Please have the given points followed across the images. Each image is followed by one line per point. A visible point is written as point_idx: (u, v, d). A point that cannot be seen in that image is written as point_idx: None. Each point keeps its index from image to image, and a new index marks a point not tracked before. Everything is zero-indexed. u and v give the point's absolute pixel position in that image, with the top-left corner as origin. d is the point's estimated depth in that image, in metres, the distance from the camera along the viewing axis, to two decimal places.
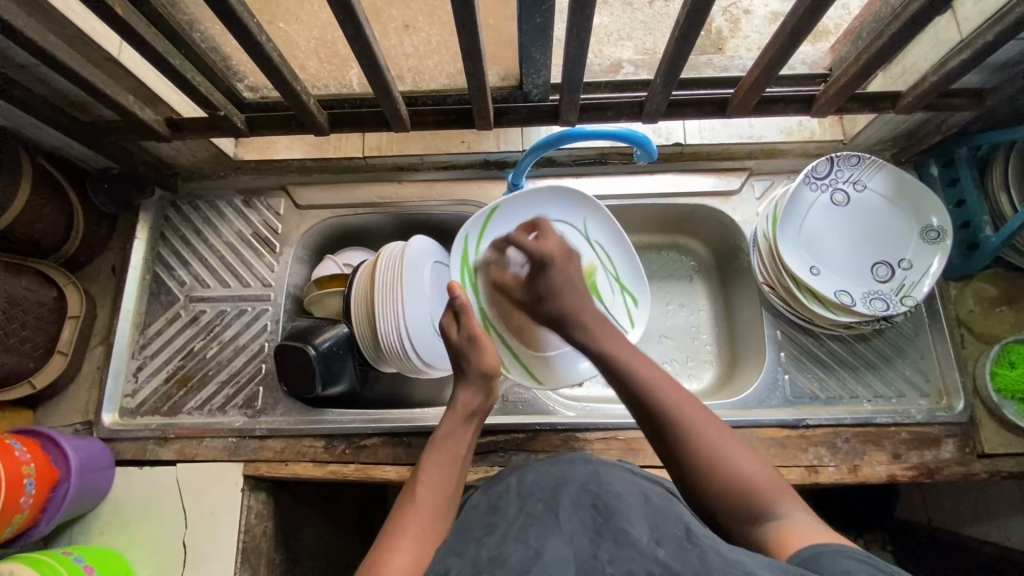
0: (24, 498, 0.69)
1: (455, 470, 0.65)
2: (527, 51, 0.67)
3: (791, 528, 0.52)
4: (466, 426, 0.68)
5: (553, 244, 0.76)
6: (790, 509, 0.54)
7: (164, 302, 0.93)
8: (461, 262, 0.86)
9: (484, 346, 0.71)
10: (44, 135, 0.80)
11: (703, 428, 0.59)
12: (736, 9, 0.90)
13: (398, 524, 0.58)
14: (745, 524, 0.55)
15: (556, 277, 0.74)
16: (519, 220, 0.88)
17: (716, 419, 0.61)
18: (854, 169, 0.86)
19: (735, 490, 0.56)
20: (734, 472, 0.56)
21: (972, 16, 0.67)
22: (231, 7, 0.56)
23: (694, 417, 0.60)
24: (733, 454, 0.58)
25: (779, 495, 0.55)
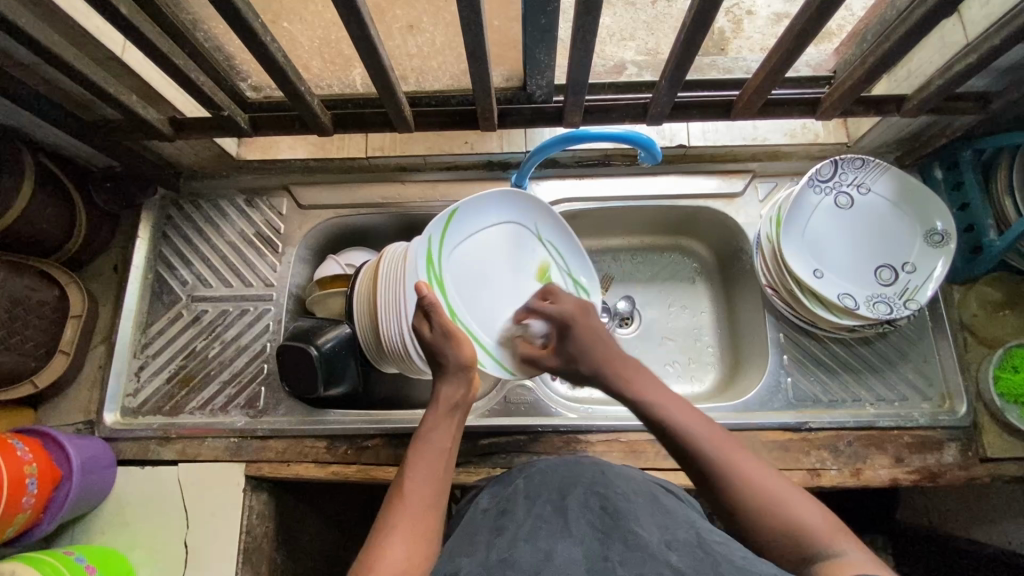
0: (27, 497, 0.69)
1: (442, 467, 0.64)
2: (531, 52, 0.67)
3: (844, 565, 0.49)
4: (450, 418, 0.67)
5: (567, 303, 0.80)
6: (846, 547, 0.51)
7: (166, 301, 0.93)
8: (427, 262, 0.76)
9: (460, 340, 0.69)
10: (47, 134, 0.80)
11: (749, 473, 0.58)
12: (739, 9, 0.88)
13: (390, 521, 0.57)
14: (801, 566, 0.52)
15: (580, 339, 0.76)
16: (476, 223, 0.83)
17: (768, 467, 0.59)
18: (858, 172, 0.86)
19: (787, 532, 0.54)
20: (785, 515, 0.54)
21: (978, 19, 0.67)
22: (236, 8, 0.56)
23: (739, 463, 0.59)
24: (783, 497, 0.56)
25: (834, 535, 0.52)
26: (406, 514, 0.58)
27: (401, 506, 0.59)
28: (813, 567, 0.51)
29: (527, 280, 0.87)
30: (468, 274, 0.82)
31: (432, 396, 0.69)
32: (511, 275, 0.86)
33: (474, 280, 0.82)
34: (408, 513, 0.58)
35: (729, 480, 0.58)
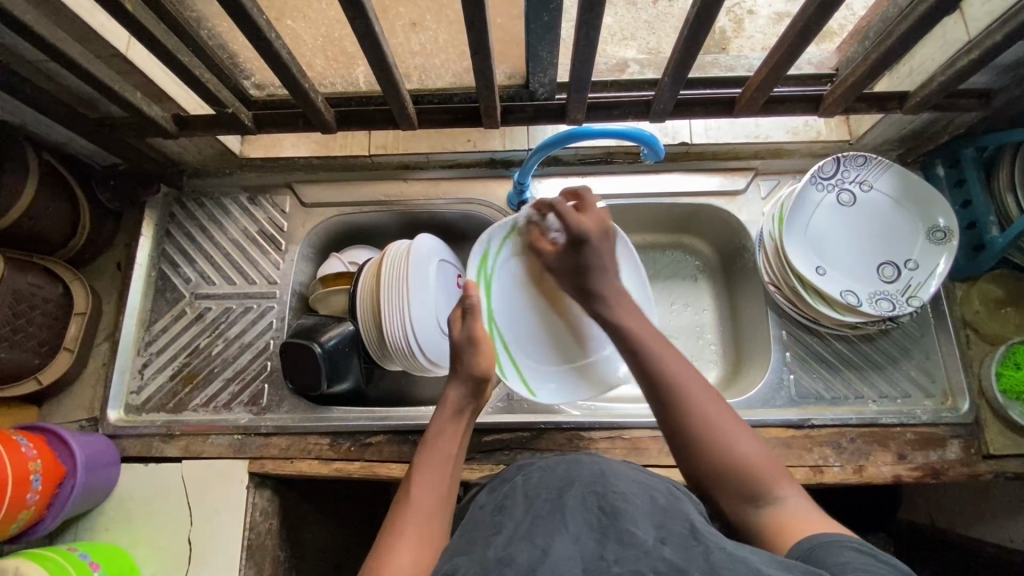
0: (31, 494, 0.69)
1: (449, 469, 0.63)
2: (534, 49, 0.67)
3: (784, 514, 0.53)
4: (457, 422, 0.67)
5: (594, 217, 0.74)
6: (788, 493, 0.54)
7: (169, 299, 0.93)
8: (479, 262, 0.85)
9: (482, 350, 0.70)
10: (51, 131, 0.80)
11: (707, 409, 0.58)
12: (739, 9, 0.89)
13: (396, 525, 0.57)
14: (741, 503, 0.55)
15: (595, 255, 0.71)
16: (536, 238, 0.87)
17: (726, 404, 0.59)
18: (860, 170, 0.86)
19: (733, 469, 0.55)
20: (733, 452, 0.56)
21: (980, 16, 0.67)
22: (241, 4, 0.56)
23: (699, 398, 0.59)
24: (735, 435, 0.57)
25: (777, 478, 0.55)
26: (413, 519, 0.57)
27: (409, 510, 0.58)
28: (753, 508, 0.54)
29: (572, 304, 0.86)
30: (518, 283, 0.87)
31: (441, 401, 0.69)
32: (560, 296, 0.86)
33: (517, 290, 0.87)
34: (415, 518, 0.58)
35: (689, 413, 0.58)
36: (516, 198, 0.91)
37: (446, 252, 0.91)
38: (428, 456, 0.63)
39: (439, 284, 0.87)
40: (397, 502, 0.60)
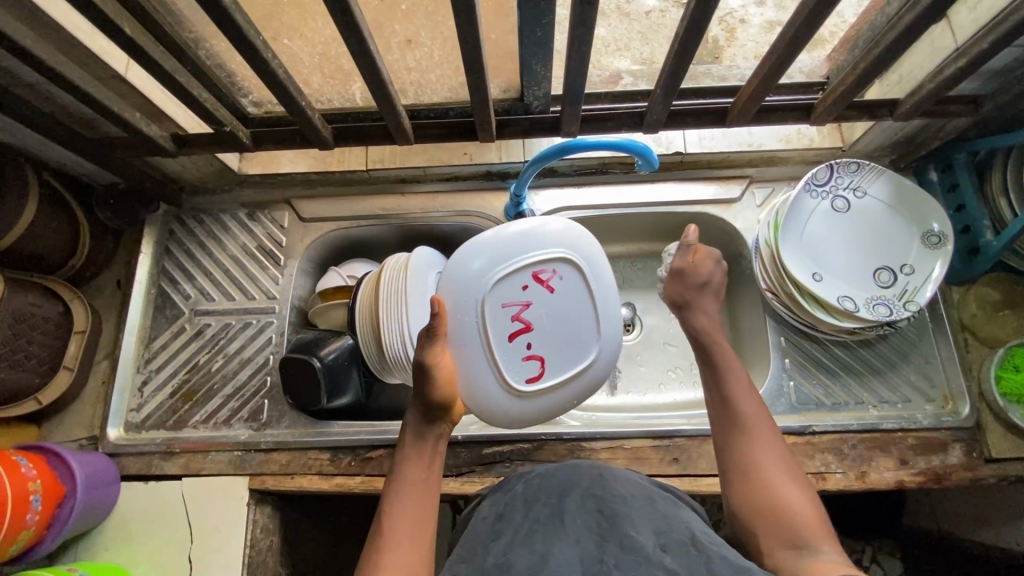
0: (31, 514, 0.69)
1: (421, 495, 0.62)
2: (528, 63, 0.68)
3: (820, 563, 0.52)
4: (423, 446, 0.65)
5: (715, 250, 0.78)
6: (828, 549, 0.54)
7: (169, 315, 0.93)
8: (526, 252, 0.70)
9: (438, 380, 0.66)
10: (50, 151, 0.81)
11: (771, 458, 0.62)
12: (732, 18, 0.90)
13: (377, 554, 0.57)
14: (784, 547, 0.56)
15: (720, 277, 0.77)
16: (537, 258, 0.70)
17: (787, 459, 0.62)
18: (854, 176, 0.87)
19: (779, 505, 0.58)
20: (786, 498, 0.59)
21: (966, 24, 0.68)
22: (239, 27, 0.57)
23: (766, 443, 0.63)
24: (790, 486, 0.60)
25: (819, 533, 0.56)
26: (391, 550, 0.57)
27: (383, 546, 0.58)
28: (791, 552, 0.55)
29: (561, 345, 0.72)
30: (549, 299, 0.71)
31: (403, 430, 0.67)
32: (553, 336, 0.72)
33: (546, 306, 0.71)
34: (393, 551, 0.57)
35: (750, 451, 0.63)
36: (513, 210, 0.91)
37: (445, 265, 0.91)
38: (399, 487, 0.63)
39: None
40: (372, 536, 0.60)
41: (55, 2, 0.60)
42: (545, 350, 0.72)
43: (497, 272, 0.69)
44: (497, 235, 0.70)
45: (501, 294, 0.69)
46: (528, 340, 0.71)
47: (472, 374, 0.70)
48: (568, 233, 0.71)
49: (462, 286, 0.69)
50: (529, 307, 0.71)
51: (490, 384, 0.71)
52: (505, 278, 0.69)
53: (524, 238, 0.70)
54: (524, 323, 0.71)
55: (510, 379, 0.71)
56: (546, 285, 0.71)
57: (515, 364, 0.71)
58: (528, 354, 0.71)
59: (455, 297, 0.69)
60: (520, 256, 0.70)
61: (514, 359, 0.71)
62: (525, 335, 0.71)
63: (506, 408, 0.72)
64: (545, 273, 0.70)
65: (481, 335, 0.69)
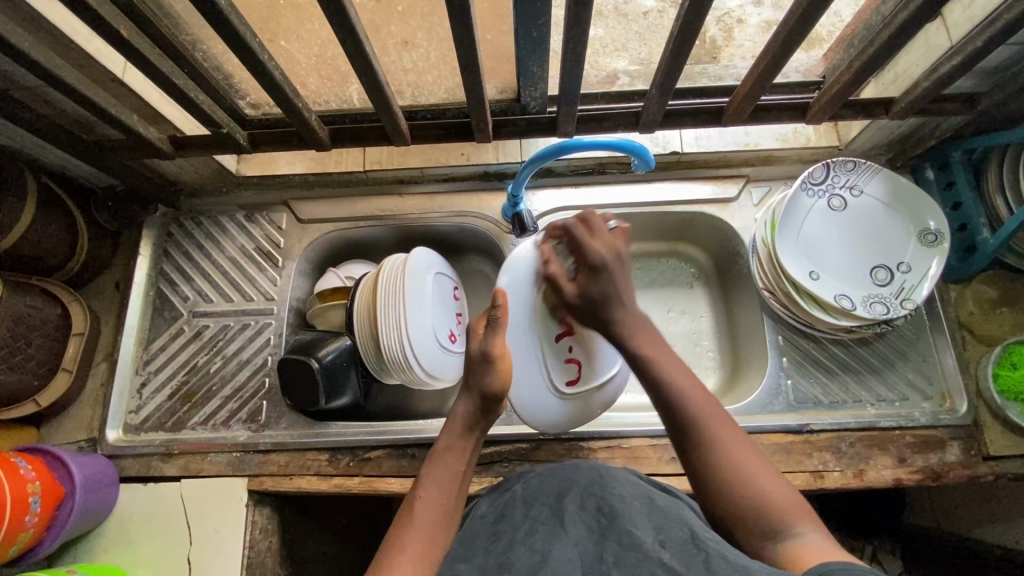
0: (30, 516, 0.69)
1: (454, 485, 0.64)
2: (524, 64, 0.68)
3: (805, 547, 0.53)
4: (465, 436, 0.67)
5: (607, 241, 0.73)
6: (808, 531, 0.54)
7: (168, 317, 0.93)
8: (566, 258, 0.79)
9: (501, 370, 0.69)
10: (49, 154, 0.81)
11: (732, 447, 0.60)
12: (729, 18, 0.91)
13: (404, 531, 0.58)
14: (764, 540, 0.55)
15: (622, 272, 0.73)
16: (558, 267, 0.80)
17: (747, 444, 0.61)
18: (851, 175, 0.87)
19: (755, 502, 0.56)
20: (761, 492, 0.57)
21: (961, 23, 0.68)
22: (235, 29, 0.57)
23: (724, 434, 0.61)
24: (757, 476, 0.58)
25: (798, 515, 0.55)
26: (416, 530, 0.58)
27: (410, 525, 0.58)
28: (773, 542, 0.54)
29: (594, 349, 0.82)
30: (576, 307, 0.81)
31: (449, 417, 0.69)
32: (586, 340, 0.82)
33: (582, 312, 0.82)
34: (421, 529, 0.58)
35: (711, 448, 0.60)
36: (510, 210, 0.91)
37: (442, 266, 0.91)
38: (435, 473, 0.64)
39: (437, 297, 0.87)
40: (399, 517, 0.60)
41: (52, 4, 0.61)
42: (584, 355, 0.82)
43: (542, 276, 0.80)
44: (539, 246, 0.81)
45: (550, 298, 0.81)
46: (570, 341, 0.82)
47: (523, 371, 0.79)
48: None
49: (515, 289, 0.80)
50: (571, 312, 0.82)
51: (537, 382, 0.80)
52: (551, 282, 0.80)
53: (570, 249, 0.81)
54: (568, 328, 0.82)
55: (553, 376, 0.80)
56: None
57: (558, 364, 0.81)
58: (569, 356, 0.81)
59: (514, 297, 0.80)
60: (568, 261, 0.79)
61: (558, 361, 0.81)
62: (569, 338, 0.82)
63: (551, 410, 0.80)
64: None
65: (533, 334, 0.80)
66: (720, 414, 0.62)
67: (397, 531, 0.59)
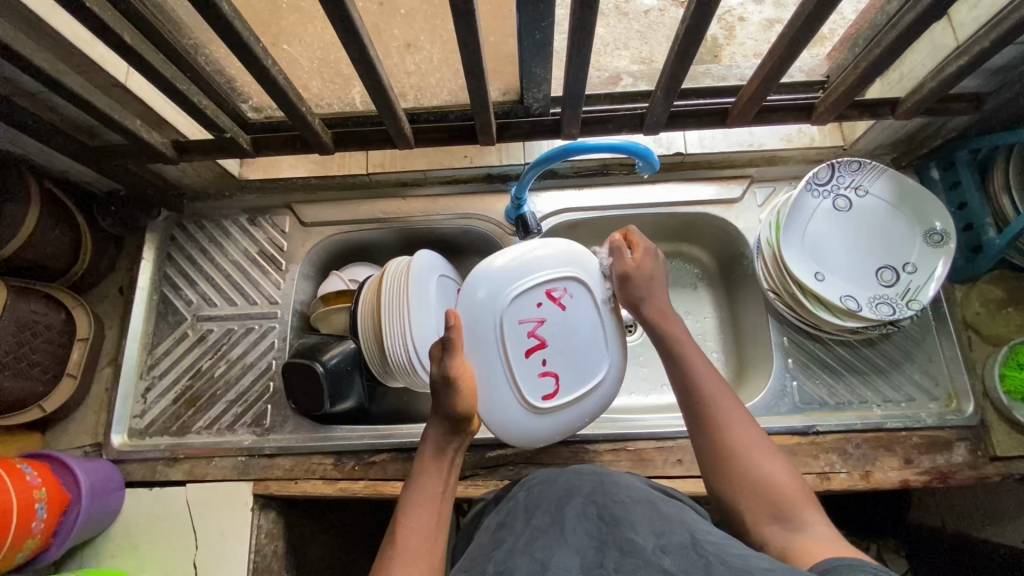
0: (36, 523, 0.69)
1: (435, 508, 0.64)
2: (527, 66, 0.68)
3: (809, 537, 0.55)
4: (439, 460, 0.67)
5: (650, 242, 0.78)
6: (814, 520, 0.56)
7: (172, 321, 0.93)
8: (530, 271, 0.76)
9: (460, 391, 0.67)
10: (51, 159, 0.81)
11: (747, 432, 0.63)
12: (731, 16, 0.91)
13: (391, 564, 0.58)
14: (768, 522, 0.58)
15: (660, 267, 0.77)
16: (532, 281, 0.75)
17: (761, 431, 0.64)
18: (855, 175, 0.87)
19: (761, 484, 0.59)
20: (764, 474, 0.60)
21: (967, 23, 0.68)
22: (237, 33, 0.57)
23: (738, 423, 0.64)
24: (766, 460, 0.61)
25: (804, 504, 0.58)
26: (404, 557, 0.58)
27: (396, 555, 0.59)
28: (778, 526, 0.57)
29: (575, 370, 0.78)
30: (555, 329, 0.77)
31: (422, 441, 0.69)
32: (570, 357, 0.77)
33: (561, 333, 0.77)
34: (407, 555, 0.59)
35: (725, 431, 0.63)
36: (513, 212, 0.91)
37: (446, 268, 0.90)
38: (415, 498, 0.64)
39: (441, 300, 0.87)
40: (385, 545, 0.61)
41: (54, 11, 0.60)
42: (559, 367, 0.77)
43: (515, 286, 0.74)
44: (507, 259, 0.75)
45: (517, 312, 0.74)
46: (543, 356, 0.76)
47: (492, 393, 0.75)
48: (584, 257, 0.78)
49: (481, 309, 0.74)
50: (543, 325, 0.76)
51: (508, 401, 0.75)
52: (522, 294, 0.74)
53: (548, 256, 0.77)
54: (540, 340, 0.76)
55: (528, 396, 0.75)
56: (557, 303, 0.76)
57: (531, 383, 0.76)
58: (543, 371, 0.76)
59: (473, 310, 0.74)
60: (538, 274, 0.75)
61: (529, 375, 0.75)
62: (540, 352, 0.76)
63: (523, 426, 0.76)
64: (558, 290, 0.76)
65: (499, 349, 0.74)
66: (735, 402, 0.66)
67: (384, 561, 0.59)
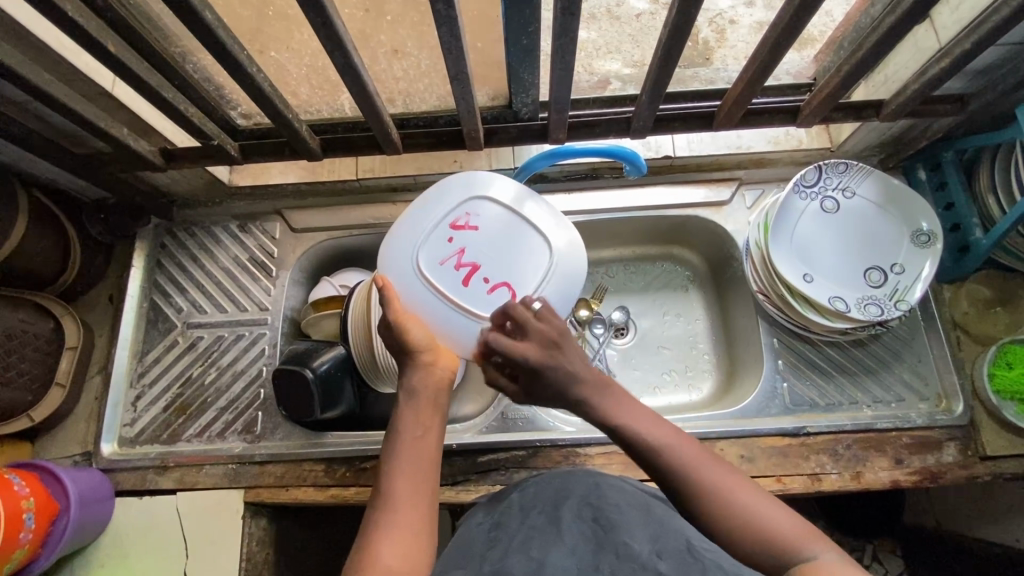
0: (24, 533, 0.69)
1: (421, 450, 0.58)
2: (515, 71, 0.68)
3: (820, 568, 0.45)
4: (422, 400, 0.61)
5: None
6: (822, 551, 0.47)
7: (162, 329, 0.93)
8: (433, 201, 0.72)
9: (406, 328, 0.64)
10: (39, 167, 0.81)
11: (720, 478, 0.53)
12: (721, 20, 0.92)
13: (376, 519, 0.54)
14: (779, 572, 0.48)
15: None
16: (447, 205, 0.72)
17: (730, 468, 0.54)
18: (842, 176, 0.87)
19: (756, 533, 0.49)
20: (760, 517, 0.50)
21: (949, 25, 0.68)
22: (222, 43, 0.57)
23: (705, 466, 0.54)
24: (750, 499, 0.51)
25: (807, 537, 0.48)
26: (394, 523, 0.53)
27: (381, 519, 0.53)
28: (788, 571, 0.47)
29: (522, 260, 0.71)
30: (486, 243, 0.71)
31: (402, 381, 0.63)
32: (512, 257, 0.71)
33: (493, 246, 0.71)
34: (395, 512, 0.54)
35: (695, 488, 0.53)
36: None
37: None
38: (399, 452, 0.58)
39: None
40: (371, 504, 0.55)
41: (38, 19, 0.60)
42: (506, 273, 0.70)
43: (416, 237, 0.70)
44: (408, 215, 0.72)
45: (432, 254, 0.70)
46: (482, 274, 0.70)
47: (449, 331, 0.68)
48: (492, 180, 0.73)
49: (399, 265, 0.69)
50: (466, 252, 0.70)
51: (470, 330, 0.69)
52: (427, 237, 0.70)
53: (439, 195, 0.72)
54: (470, 263, 0.70)
55: (483, 312, 0.69)
56: (467, 229, 0.71)
57: (486, 303, 0.69)
58: (490, 286, 0.69)
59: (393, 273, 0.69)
60: (438, 207, 0.71)
61: (479, 297, 0.69)
62: (477, 273, 0.70)
63: None
64: (460, 216, 0.71)
65: (431, 289, 0.68)
66: (696, 448, 0.56)
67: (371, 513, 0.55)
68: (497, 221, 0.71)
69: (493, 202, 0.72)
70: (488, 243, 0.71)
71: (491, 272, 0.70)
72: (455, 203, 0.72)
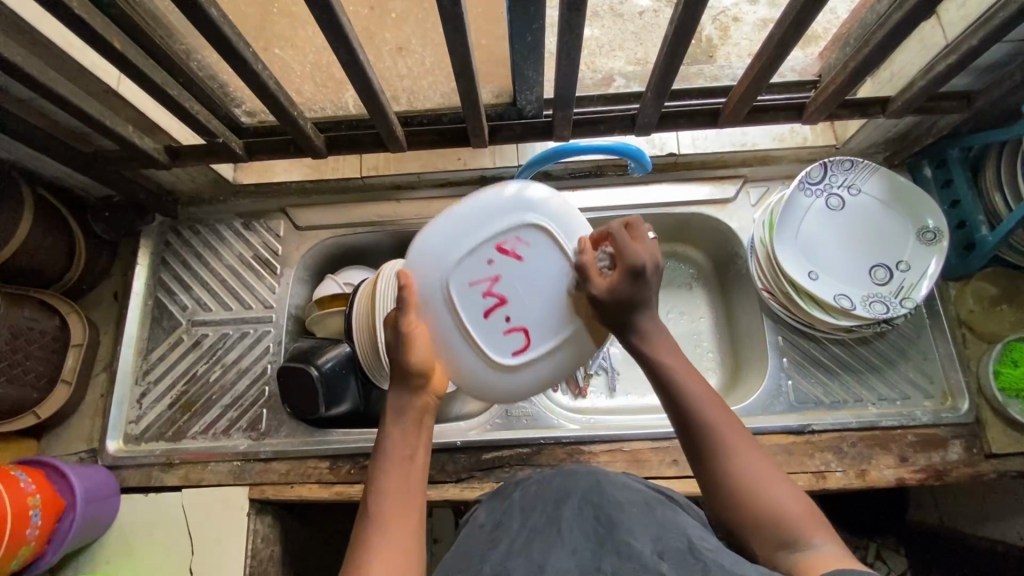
0: (32, 529, 0.69)
1: (408, 473, 0.57)
2: (519, 68, 0.68)
3: (818, 559, 0.48)
4: (410, 421, 0.60)
5: (650, 248, 0.62)
6: (820, 540, 0.50)
7: (167, 326, 0.93)
8: (487, 209, 0.63)
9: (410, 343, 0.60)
10: (44, 165, 0.81)
11: (743, 454, 0.55)
12: (725, 17, 0.92)
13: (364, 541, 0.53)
14: (777, 549, 0.51)
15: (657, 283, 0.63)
16: (503, 220, 0.62)
17: (756, 446, 0.56)
18: (848, 174, 0.87)
19: (761, 514, 0.52)
20: (768, 500, 0.53)
21: (956, 21, 0.68)
22: (227, 40, 0.57)
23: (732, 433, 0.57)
24: (766, 483, 0.53)
25: (811, 524, 0.51)
26: (380, 543, 0.52)
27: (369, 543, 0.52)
28: (785, 552, 0.50)
29: (549, 309, 0.64)
30: (521, 280, 0.63)
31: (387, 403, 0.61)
32: (542, 301, 0.64)
33: (525, 282, 0.63)
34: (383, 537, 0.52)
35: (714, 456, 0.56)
36: None
37: None
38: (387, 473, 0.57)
39: None
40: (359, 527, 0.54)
41: (43, 17, 0.60)
42: (529, 319, 0.64)
43: (456, 246, 0.62)
44: (452, 215, 0.63)
45: (464, 273, 0.62)
46: (506, 313, 0.63)
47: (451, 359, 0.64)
48: (564, 208, 0.64)
49: (430, 268, 0.62)
50: (499, 282, 0.63)
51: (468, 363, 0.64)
52: (468, 250, 0.62)
53: (498, 206, 0.63)
54: (499, 297, 0.63)
55: (492, 353, 0.64)
56: (512, 255, 0.63)
57: (498, 343, 0.64)
58: (508, 327, 0.64)
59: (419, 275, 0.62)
60: (492, 223, 0.63)
61: (493, 337, 0.64)
62: (501, 309, 0.63)
63: (498, 386, 0.66)
64: (508, 240, 0.63)
65: (449, 313, 0.62)
66: (728, 416, 0.58)
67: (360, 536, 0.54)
68: (544, 258, 0.63)
69: (546, 230, 0.63)
70: (524, 279, 0.63)
71: (513, 310, 0.63)
72: (508, 221, 0.62)
